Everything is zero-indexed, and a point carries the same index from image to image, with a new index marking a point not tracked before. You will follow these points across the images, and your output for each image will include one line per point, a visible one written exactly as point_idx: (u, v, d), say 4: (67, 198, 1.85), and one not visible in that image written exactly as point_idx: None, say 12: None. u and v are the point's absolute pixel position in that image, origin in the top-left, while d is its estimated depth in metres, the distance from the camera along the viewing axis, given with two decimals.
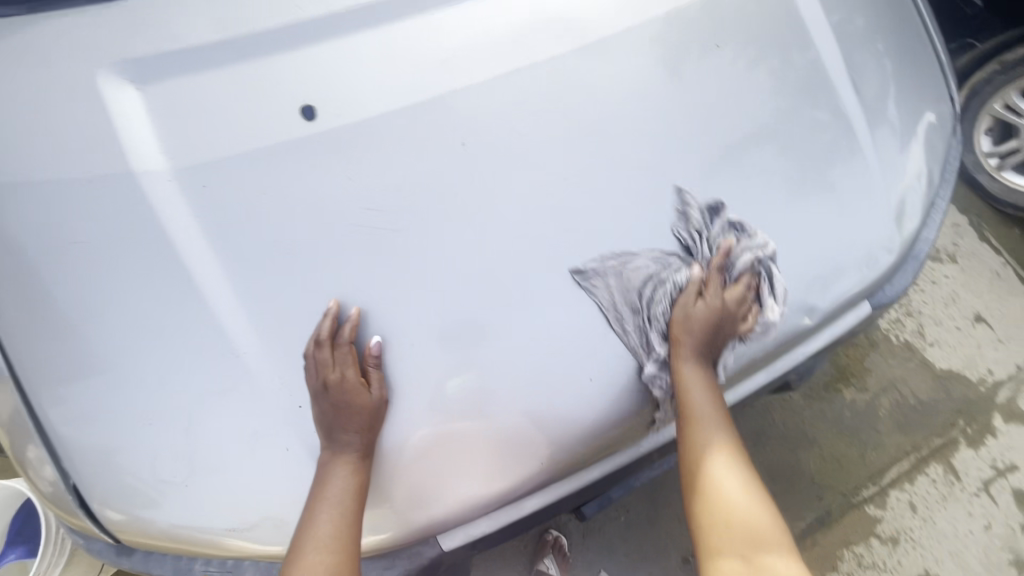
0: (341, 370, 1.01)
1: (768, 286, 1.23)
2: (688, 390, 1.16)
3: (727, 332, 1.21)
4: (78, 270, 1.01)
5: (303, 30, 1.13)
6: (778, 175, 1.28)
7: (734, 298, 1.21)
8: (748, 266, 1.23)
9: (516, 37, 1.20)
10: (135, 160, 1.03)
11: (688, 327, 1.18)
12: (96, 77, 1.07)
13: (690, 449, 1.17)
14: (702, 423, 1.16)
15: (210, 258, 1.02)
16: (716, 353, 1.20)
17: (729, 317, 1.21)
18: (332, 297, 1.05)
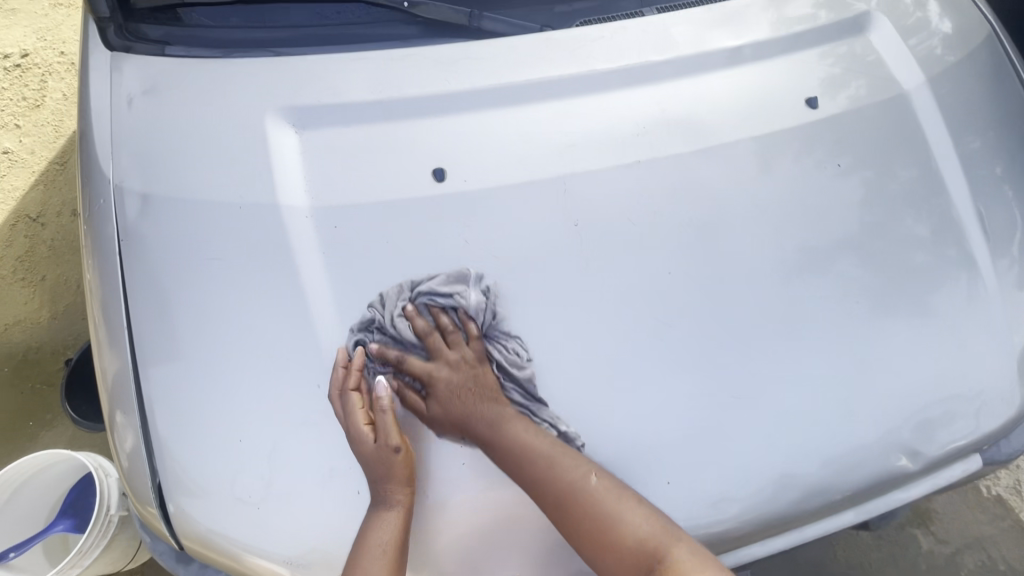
0: (347, 421, 1.04)
1: (432, 298, 1.13)
2: (503, 445, 1.06)
3: (476, 367, 1.13)
4: (210, 283, 1.09)
5: (447, 101, 1.23)
6: (887, 303, 1.23)
7: (438, 344, 1.13)
8: (407, 318, 1.12)
9: (639, 132, 1.26)
10: (281, 194, 1.13)
11: (448, 394, 1.10)
12: (264, 117, 1.20)
13: (552, 500, 1.04)
14: (524, 463, 1.04)
15: (329, 293, 1.09)
16: (488, 385, 1.13)
17: (470, 372, 1.13)
18: (336, 346, 1.08)
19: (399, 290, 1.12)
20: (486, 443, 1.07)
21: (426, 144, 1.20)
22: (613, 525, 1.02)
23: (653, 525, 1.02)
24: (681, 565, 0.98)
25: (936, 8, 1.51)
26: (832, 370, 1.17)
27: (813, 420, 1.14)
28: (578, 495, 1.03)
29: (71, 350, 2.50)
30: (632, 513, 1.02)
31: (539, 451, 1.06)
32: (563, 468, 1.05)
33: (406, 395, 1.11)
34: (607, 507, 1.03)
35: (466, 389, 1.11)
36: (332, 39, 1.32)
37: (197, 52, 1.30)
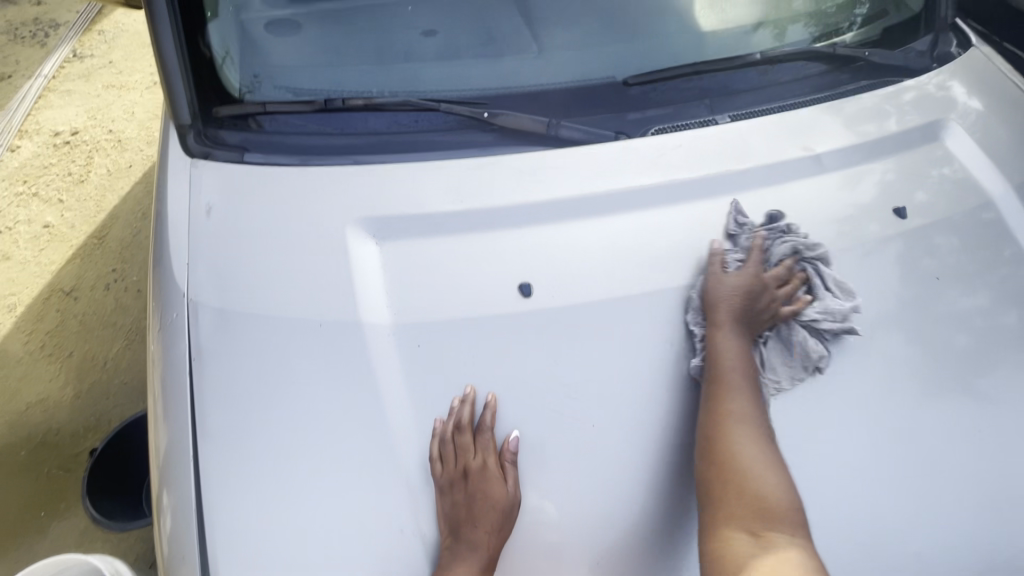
0: (482, 459, 1.01)
1: (820, 279, 1.24)
2: (719, 347, 1.11)
3: (767, 298, 1.21)
4: (289, 405, 1.04)
5: (529, 215, 1.23)
6: (990, 430, 1.17)
7: (780, 273, 1.24)
8: (787, 255, 1.26)
9: (722, 248, 1.26)
10: (363, 312, 1.09)
11: (744, 291, 1.18)
12: (345, 229, 1.17)
13: (714, 409, 1.06)
14: (725, 374, 1.09)
15: (414, 419, 1.04)
16: (754, 315, 1.19)
17: (763, 294, 1.21)
18: (468, 383, 1.07)
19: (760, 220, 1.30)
20: (712, 331, 1.13)
21: (508, 258, 1.18)
22: (759, 468, 1.00)
23: (788, 494, 0.98)
24: (795, 540, 0.94)
25: (1003, 115, 1.52)
26: (936, 501, 1.11)
27: (922, 560, 1.08)
28: (735, 423, 1.04)
29: (92, 434, 2.37)
30: (772, 472, 1.00)
31: (737, 371, 1.10)
32: (749, 394, 1.08)
33: (722, 258, 1.23)
34: (766, 453, 1.01)
35: (744, 292, 1.18)
36: (410, 146, 1.29)
37: (274, 158, 1.28)
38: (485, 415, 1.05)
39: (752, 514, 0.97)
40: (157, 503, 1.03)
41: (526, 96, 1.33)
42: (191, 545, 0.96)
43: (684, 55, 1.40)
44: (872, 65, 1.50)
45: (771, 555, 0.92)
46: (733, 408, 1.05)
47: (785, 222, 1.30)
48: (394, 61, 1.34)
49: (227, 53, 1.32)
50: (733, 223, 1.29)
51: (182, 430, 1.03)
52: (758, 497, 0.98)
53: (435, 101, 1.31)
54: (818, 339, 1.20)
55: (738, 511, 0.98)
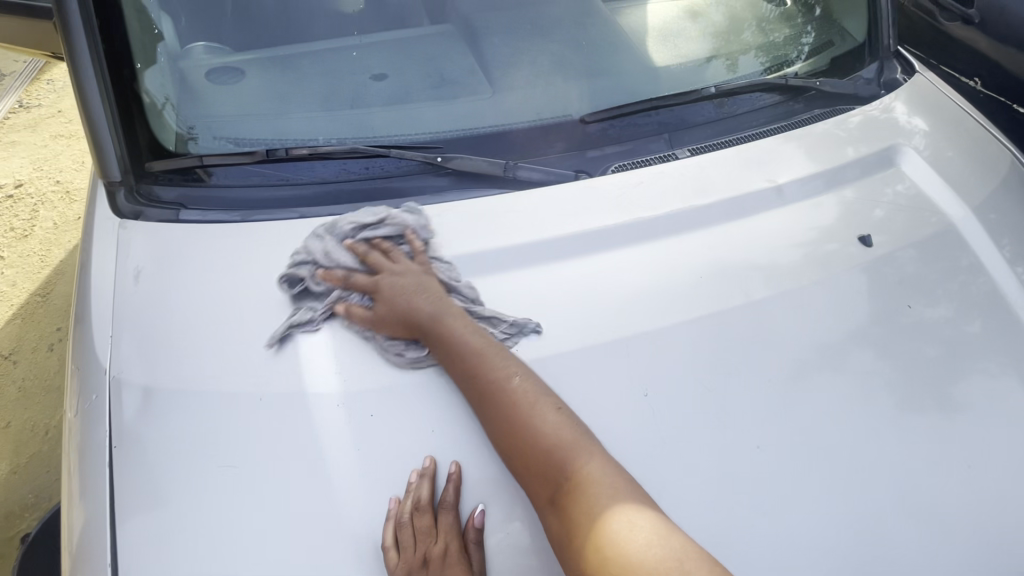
0: (444, 544, 0.91)
1: (371, 230, 1.14)
2: (447, 339, 1.03)
3: (419, 278, 1.10)
4: (224, 491, 0.92)
5: (487, 262, 1.17)
6: (983, 459, 1.12)
7: (377, 262, 1.12)
8: (365, 252, 1.13)
9: (694, 286, 1.21)
10: (309, 380, 1.00)
11: (389, 295, 1.08)
12: (289, 290, 1.09)
13: (472, 391, 0.99)
14: (466, 357, 1.01)
15: (371, 499, 0.94)
16: (442, 298, 1.08)
17: (398, 288, 1.09)
18: (428, 454, 0.98)
19: (330, 225, 1.14)
20: (428, 334, 1.04)
21: (460, 310, 1.10)
22: (527, 427, 0.95)
23: (574, 433, 0.95)
24: (591, 476, 0.90)
25: (956, 136, 1.54)
26: (937, 541, 1.04)
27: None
28: (500, 392, 0.98)
29: (31, 513, 2.06)
30: (550, 418, 0.96)
31: (473, 347, 1.02)
32: (489, 364, 1.00)
33: (349, 313, 1.07)
34: (527, 407, 0.96)
35: (411, 292, 1.08)
36: (360, 195, 1.22)
37: (213, 215, 1.19)
38: (448, 489, 0.95)
39: (545, 482, 0.92)
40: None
41: (480, 137, 1.28)
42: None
43: (640, 91, 1.39)
44: (824, 93, 1.51)
45: (575, 515, 0.87)
46: (484, 380, 0.99)
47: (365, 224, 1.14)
48: (342, 106, 1.28)
49: (167, 100, 1.24)
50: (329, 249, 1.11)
51: (99, 507, 0.92)
52: (551, 454, 0.93)
53: (385, 146, 1.25)
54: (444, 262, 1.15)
55: (536, 483, 0.93)
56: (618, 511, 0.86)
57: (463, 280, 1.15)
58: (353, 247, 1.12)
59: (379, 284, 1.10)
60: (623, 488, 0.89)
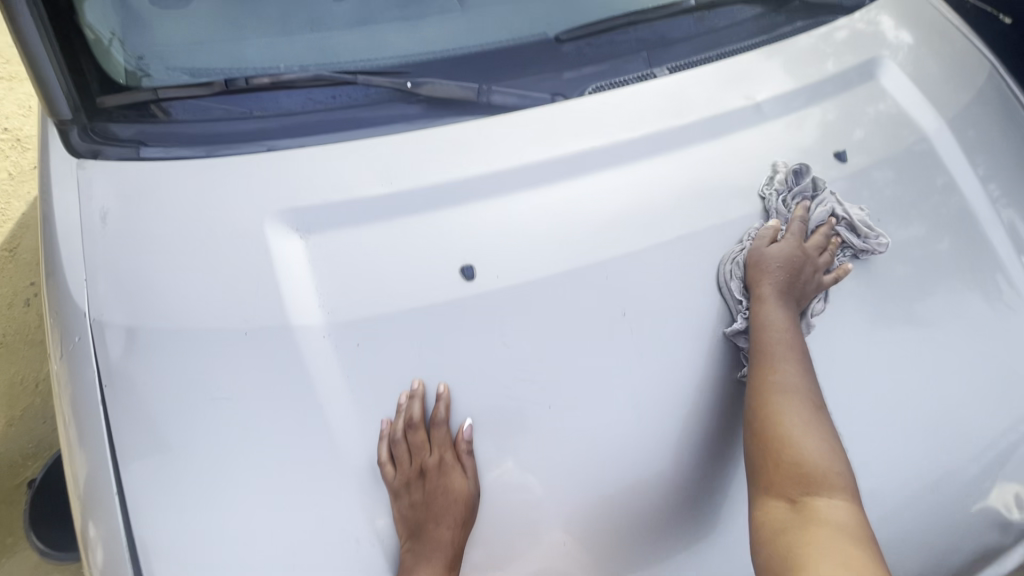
0: (439, 455, 0.97)
1: (851, 239, 1.25)
2: (766, 328, 1.09)
3: (814, 278, 1.19)
4: (218, 422, 0.95)
5: (462, 188, 1.13)
6: (939, 362, 1.19)
7: (819, 242, 1.24)
8: (827, 232, 1.26)
9: (674, 207, 1.21)
10: (292, 313, 1.00)
11: (799, 257, 1.19)
12: (264, 224, 1.07)
13: (757, 376, 1.05)
14: (768, 345, 1.07)
15: (360, 423, 0.97)
16: (801, 299, 1.17)
17: (809, 260, 1.20)
18: (417, 377, 1.00)
19: (864, 217, 1.26)
20: (761, 308, 1.12)
21: (440, 237, 1.08)
22: (790, 435, 0.98)
23: (839, 476, 0.95)
24: (832, 507, 0.91)
25: (939, 50, 1.51)
26: (893, 438, 1.12)
27: (887, 502, 1.09)
28: (780, 392, 1.02)
29: (34, 462, 2.09)
30: (817, 441, 0.98)
31: (790, 353, 1.07)
32: (778, 363, 1.05)
33: (773, 225, 1.23)
34: (798, 420, 0.99)
35: (799, 266, 1.18)
36: (328, 125, 1.18)
37: (177, 151, 1.14)
38: (440, 406, 0.99)
39: (788, 481, 0.95)
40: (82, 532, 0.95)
41: (450, 59, 1.22)
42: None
43: (617, 5, 1.32)
44: (806, 5, 1.46)
45: (811, 522, 0.89)
46: (776, 379, 1.03)
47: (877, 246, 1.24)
48: (302, 29, 1.19)
49: (113, 35, 1.15)
50: (801, 184, 1.28)
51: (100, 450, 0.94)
52: (800, 463, 0.96)
53: (350, 72, 1.19)
54: (824, 303, 1.19)
55: (777, 478, 0.96)
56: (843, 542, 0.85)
57: (485, 190, 1.14)
58: (818, 231, 1.26)
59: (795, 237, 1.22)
60: (859, 532, 0.88)
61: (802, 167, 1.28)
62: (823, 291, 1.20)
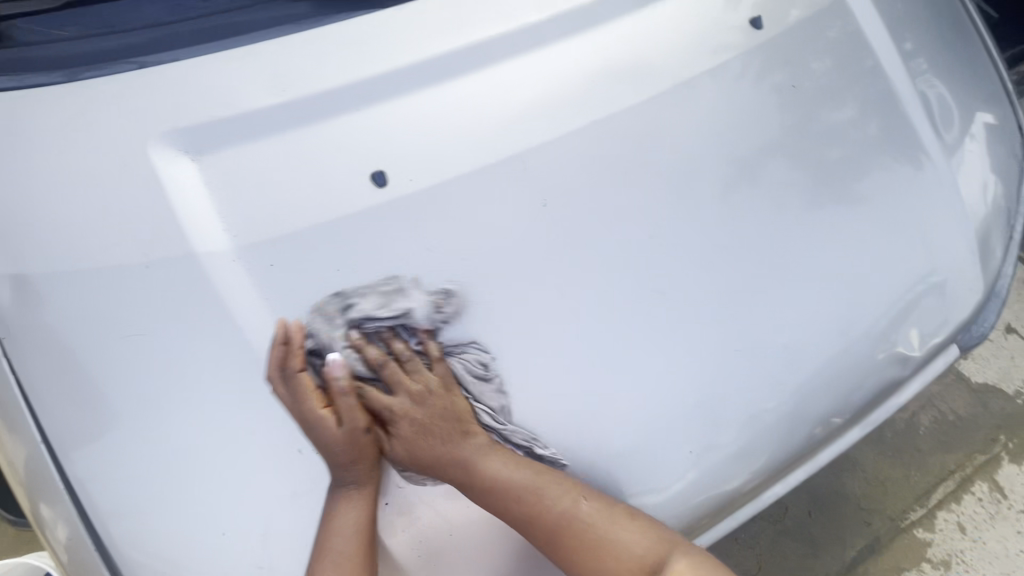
0: (301, 406, 0.93)
1: (366, 312, 0.98)
2: (496, 483, 0.97)
3: (443, 393, 1.00)
4: (136, 361, 0.91)
5: (364, 89, 1.06)
6: (858, 221, 1.23)
7: (393, 370, 0.98)
8: (378, 332, 0.99)
9: (592, 89, 1.15)
10: (196, 240, 0.94)
11: (432, 404, 1.00)
12: (147, 148, 0.98)
13: (546, 541, 0.99)
14: (528, 499, 0.97)
15: (284, 347, 0.94)
16: (459, 417, 1.01)
17: (433, 397, 1.00)
18: (275, 318, 0.94)
19: (383, 286, 0.98)
20: (483, 470, 0.98)
21: (347, 146, 1.03)
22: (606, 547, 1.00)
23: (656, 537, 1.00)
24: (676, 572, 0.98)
25: None
26: (818, 296, 1.16)
27: (812, 358, 1.14)
28: (575, 526, 0.99)
29: None
30: (625, 527, 0.99)
31: (528, 481, 0.98)
32: (546, 500, 0.98)
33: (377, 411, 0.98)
34: (603, 528, 0.99)
35: (438, 408, 1.00)
36: (203, 35, 1.06)
37: (31, 78, 1.01)
38: (307, 344, 0.95)
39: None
40: (36, 513, 0.95)
41: None
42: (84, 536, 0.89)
43: None
44: None
45: None
46: (566, 516, 0.98)
47: (439, 303, 0.99)
48: None
49: None
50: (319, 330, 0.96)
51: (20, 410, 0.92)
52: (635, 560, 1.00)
53: None
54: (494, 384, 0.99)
55: None
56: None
57: (389, 90, 1.07)
58: (366, 350, 0.98)
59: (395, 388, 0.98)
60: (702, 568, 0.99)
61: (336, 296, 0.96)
62: (452, 368, 1.01)
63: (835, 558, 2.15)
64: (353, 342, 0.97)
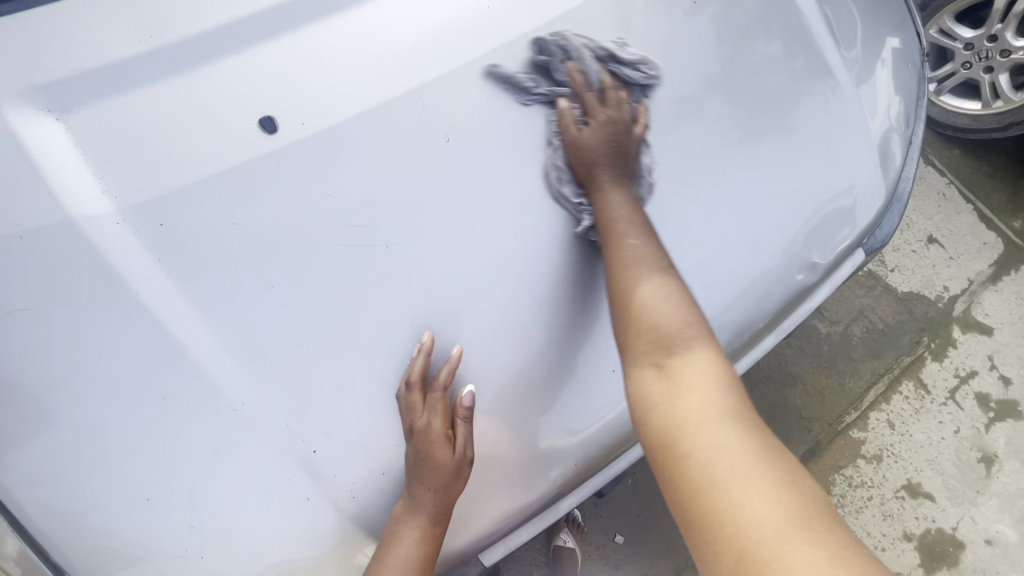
0: (429, 419, 0.94)
1: (591, 57, 1.16)
2: (609, 213, 1.06)
3: (631, 138, 1.13)
4: (27, 338, 0.87)
5: (241, 31, 0.99)
6: (769, 135, 1.24)
7: (607, 98, 1.15)
8: (602, 69, 1.16)
9: (490, 16, 1.10)
10: (73, 206, 0.89)
11: (611, 131, 1.12)
12: (4, 111, 0.90)
13: (614, 272, 1.02)
14: (614, 225, 1.05)
15: (186, 308, 0.90)
16: (628, 160, 1.11)
17: (625, 130, 1.13)
18: (429, 330, 0.98)
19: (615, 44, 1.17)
20: (599, 191, 1.09)
21: (230, 92, 0.97)
22: (648, 308, 0.97)
23: (685, 324, 0.95)
24: (697, 370, 0.88)
25: None
26: (732, 213, 1.18)
27: (726, 272, 1.18)
28: (625, 270, 1.00)
29: None
30: (671, 303, 0.97)
31: (632, 220, 1.06)
32: (616, 244, 1.03)
33: (564, 116, 1.12)
34: (651, 293, 0.98)
35: (619, 134, 1.12)
36: None
37: None
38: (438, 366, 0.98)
39: (654, 352, 0.93)
40: None
41: None
42: (4, 535, 0.87)
43: None
44: None
45: (676, 388, 0.87)
46: (626, 256, 1.02)
47: (650, 74, 1.17)
48: None
49: None
50: (546, 46, 1.13)
51: None
52: (658, 331, 0.95)
53: None
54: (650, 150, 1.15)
55: (640, 352, 0.95)
56: (707, 382, 0.86)
57: (272, 29, 1.00)
58: (604, 74, 1.16)
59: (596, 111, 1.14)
60: (730, 386, 0.87)
61: (538, 40, 1.12)
62: (646, 134, 1.15)
63: None
64: (568, 68, 1.13)
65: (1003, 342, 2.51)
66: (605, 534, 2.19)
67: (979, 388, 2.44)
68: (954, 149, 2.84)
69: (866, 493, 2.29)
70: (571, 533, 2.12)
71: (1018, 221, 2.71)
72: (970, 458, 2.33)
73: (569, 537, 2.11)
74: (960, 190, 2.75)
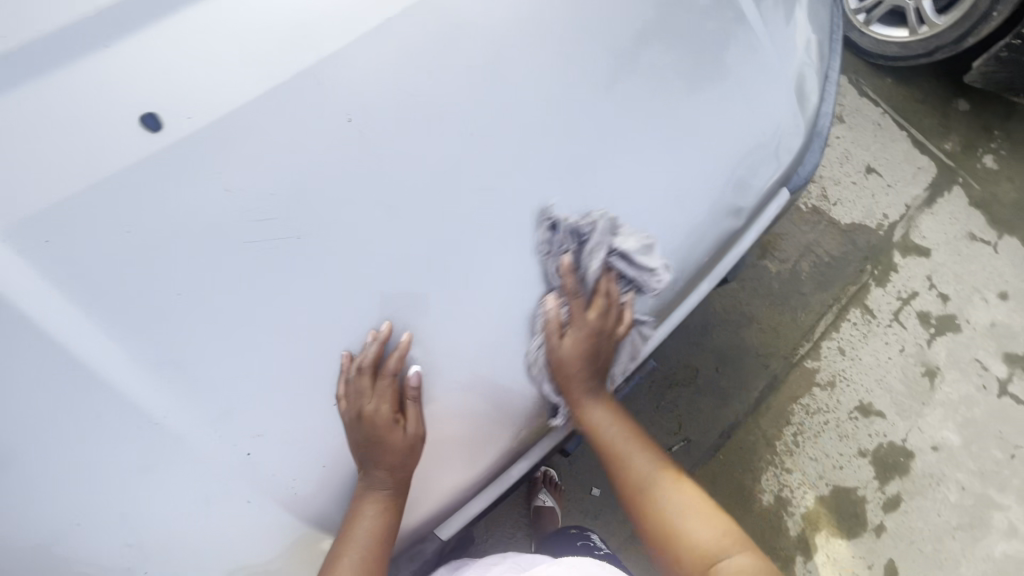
0: (377, 404, 0.98)
1: (585, 250, 1.11)
2: (591, 411, 1.20)
3: (610, 342, 1.17)
4: None
5: (105, 18, 0.90)
6: (690, 80, 1.22)
7: (602, 299, 1.15)
8: (598, 269, 1.13)
9: None
10: None
11: (591, 339, 1.15)
12: None
13: (624, 477, 1.29)
14: (617, 459, 1.28)
15: (90, 325, 0.86)
16: (608, 357, 1.19)
17: (604, 336, 1.16)
18: (386, 319, 0.99)
19: (639, 239, 1.13)
20: (580, 398, 1.17)
21: (105, 88, 0.90)
22: (676, 531, 1.22)
23: (711, 531, 1.22)
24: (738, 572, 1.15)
25: None
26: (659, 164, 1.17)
27: (656, 225, 1.17)
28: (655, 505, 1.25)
29: None
30: (676, 494, 1.26)
31: (623, 430, 1.27)
32: (632, 467, 1.28)
33: (558, 332, 1.11)
34: (676, 510, 1.24)
35: (598, 339, 1.15)
36: None
37: None
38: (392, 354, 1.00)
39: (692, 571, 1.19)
40: None
41: None
42: None
43: None
44: None
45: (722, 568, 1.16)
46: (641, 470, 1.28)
47: (649, 270, 1.15)
48: None
49: None
50: (554, 222, 1.08)
51: None
52: (694, 545, 1.20)
53: None
54: (643, 340, 1.23)
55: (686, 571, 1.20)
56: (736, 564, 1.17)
57: (143, 13, 0.92)
58: (612, 271, 1.15)
59: (597, 304, 1.15)
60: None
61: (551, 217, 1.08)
62: (637, 329, 1.21)
63: (743, 402, 2.42)
64: (571, 257, 1.10)
65: (940, 262, 2.63)
66: (582, 488, 2.27)
67: (920, 308, 2.57)
68: (886, 78, 2.90)
69: (822, 418, 2.42)
70: (548, 492, 2.19)
71: (948, 144, 2.80)
72: (915, 373, 2.48)
73: (547, 497, 2.18)
74: (894, 118, 2.82)
